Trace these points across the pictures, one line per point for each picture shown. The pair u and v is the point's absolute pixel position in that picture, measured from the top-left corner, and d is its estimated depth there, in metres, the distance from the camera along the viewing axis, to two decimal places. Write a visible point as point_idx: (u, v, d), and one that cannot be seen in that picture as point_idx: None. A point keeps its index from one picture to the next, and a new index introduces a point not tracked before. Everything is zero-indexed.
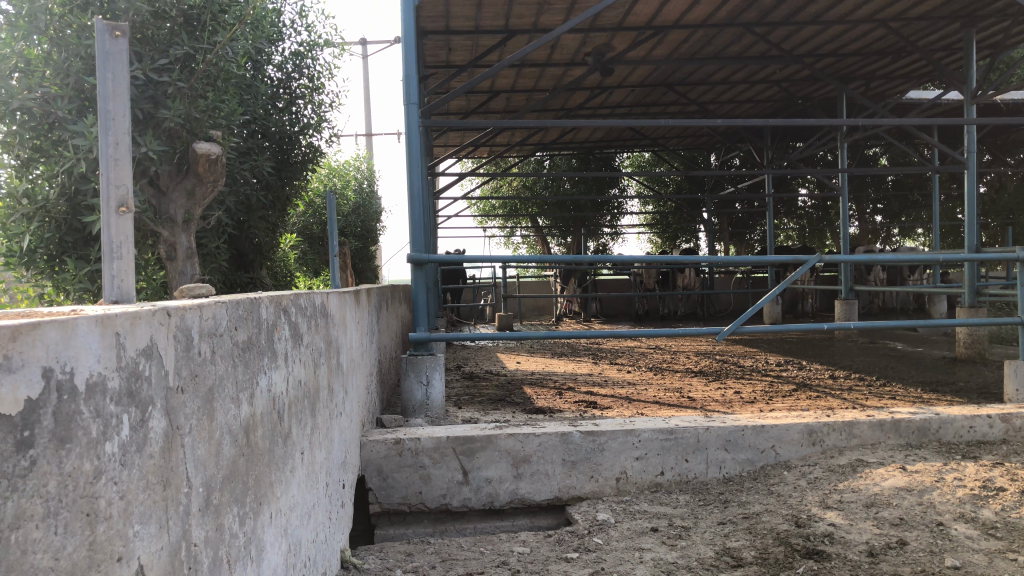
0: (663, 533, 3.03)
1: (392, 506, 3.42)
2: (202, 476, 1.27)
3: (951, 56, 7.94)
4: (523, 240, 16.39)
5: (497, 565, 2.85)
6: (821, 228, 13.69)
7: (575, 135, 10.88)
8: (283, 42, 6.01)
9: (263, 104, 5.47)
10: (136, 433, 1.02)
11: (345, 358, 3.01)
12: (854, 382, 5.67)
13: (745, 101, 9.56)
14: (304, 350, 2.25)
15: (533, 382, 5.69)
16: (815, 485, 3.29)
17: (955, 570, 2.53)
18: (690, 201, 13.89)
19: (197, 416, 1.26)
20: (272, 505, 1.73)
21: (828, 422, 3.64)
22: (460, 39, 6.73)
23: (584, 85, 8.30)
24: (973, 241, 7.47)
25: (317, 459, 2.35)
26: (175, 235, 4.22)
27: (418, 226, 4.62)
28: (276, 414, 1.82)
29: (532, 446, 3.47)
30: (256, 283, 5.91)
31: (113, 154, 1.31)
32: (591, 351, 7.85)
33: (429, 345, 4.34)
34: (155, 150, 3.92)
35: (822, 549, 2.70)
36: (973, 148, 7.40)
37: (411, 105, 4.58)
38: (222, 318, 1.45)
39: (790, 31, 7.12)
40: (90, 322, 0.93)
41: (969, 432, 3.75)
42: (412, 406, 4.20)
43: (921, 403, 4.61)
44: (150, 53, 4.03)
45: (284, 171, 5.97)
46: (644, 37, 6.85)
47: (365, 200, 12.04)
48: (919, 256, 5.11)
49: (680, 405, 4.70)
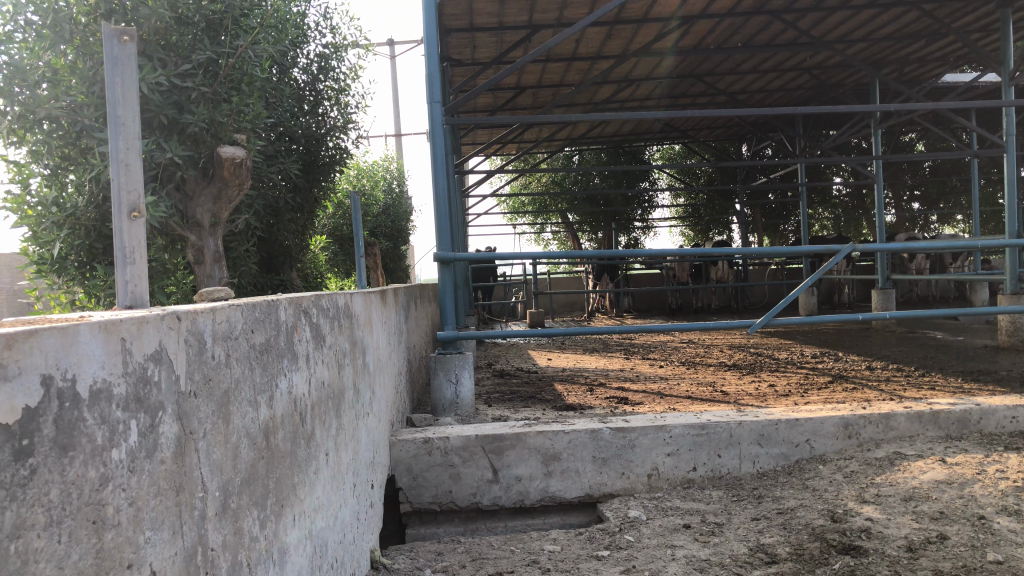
0: (695, 530, 2.99)
1: (423, 506, 3.42)
2: (217, 480, 1.26)
3: (987, 37, 7.78)
4: (553, 235, 16.40)
5: (527, 564, 2.83)
6: (857, 217, 13.52)
7: (604, 129, 10.83)
8: (308, 44, 6.03)
9: (288, 106, 5.49)
10: (146, 439, 1.01)
11: (370, 358, 3.00)
12: (891, 372, 5.58)
13: (775, 90, 9.43)
14: (328, 350, 2.25)
15: (565, 379, 5.66)
16: (851, 479, 3.23)
17: (997, 564, 2.45)
18: (721, 192, 13.81)
19: (211, 420, 1.25)
20: (295, 507, 1.72)
21: (864, 415, 3.57)
22: (485, 35, 6.72)
23: (610, 78, 8.24)
24: (1015, 227, 7.27)
25: (343, 460, 2.35)
26: (202, 239, 4.27)
27: (445, 224, 4.59)
28: (297, 416, 1.82)
29: (562, 443, 3.44)
30: (286, 285, 5.95)
31: (124, 159, 1.32)
32: (623, 346, 7.82)
33: (457, 344, 4.32)
34: (181, 155, 3.97)
35: (859, 545, 2.65)
36: (1013, 130, 7.18)
37: (434, 103, 4.55)
38: (237, 321, 1.44)
39: (820, 17, 7.00)
40: (92, 328, 0.92)
41: (1012, 423, 3.66)
42: (442, 405, 4.19)
43: (961, 393, 4.54)
44: (174, 59, 4.06)
45: (311, 173, 6.00)
46: (670, 28, 6.77)
47: (395, 200, 12.12)
48: (965, 245, 4.89)
49: (713, 400, 4.62)
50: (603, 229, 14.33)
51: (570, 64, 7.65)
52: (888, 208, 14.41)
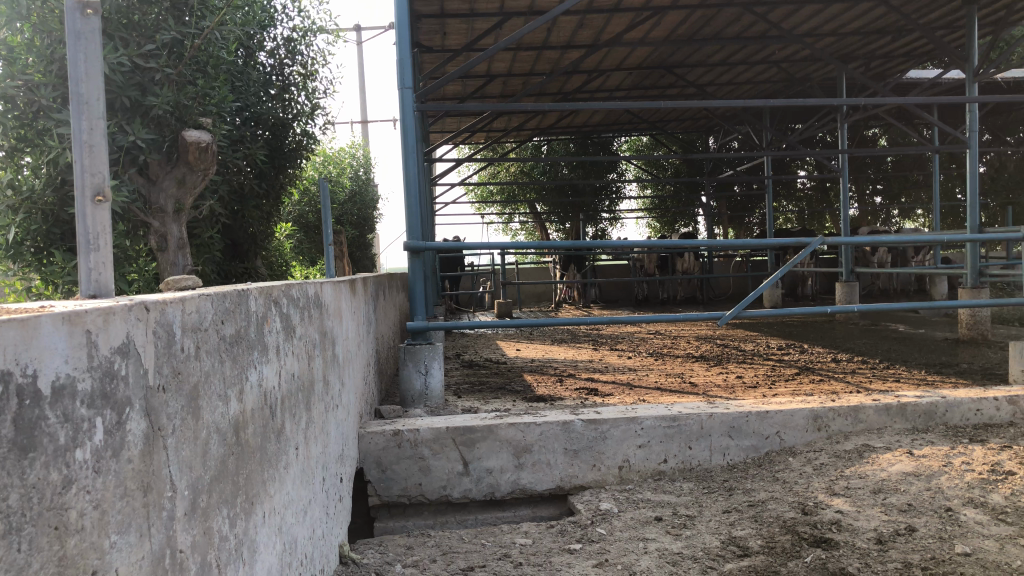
0: (667, 523, 2.97)
1: (392, 498, 3.36)
2: (187, 479, 1.20)
3: (952, 34, 7.87)
4: (521, 225, 16.38)
5: (498, 558, 2.79)
6: (820, 210, 13.67)
7: (573, 119, 10.83)
8: (275, 27, 5.90)
9: (254, 91, 5.39)
10: (112, 438, 0.96)
11: (340, 349, 2.94)
12: (856, 364, 5.64)
13: (744, 82, 9.48)
14: (298, 342, 2.18)
15: (533, 369, 5.64)
16: (821, 471, 3.24)
17: (964, 556, 2.47)
18: (687, 184, 13.90)
19: (181, 415, 1.19)
20: (264, 505, 1.66)
21: (833, 407, 3.59)
22: (455, 22, 6.64)
23: (581, 69, 8.22)
24: (976, 222, 7.37)
25: (313, 454, 2.29)
26: (166, 225, 4.14)
27: (414, 212, 4.51)
28: (268, 410, 1.76)
29: (533, 435, 3.41)
30: (250, 273, 5.84)
31: (87, 140, 1.25)
32: (590, 337, 7.82)
33: (427, 334, 4.26)
34: (144, 138, 3.86)
35: (830, 537, 2.65)
36: (975, 129, 7.15)
37: (405, 89, 4.47)
38: (207, 311, 1.38)
39: (791, 10, 7.02)
40: (55, 320, 0.86)
41: (976, 415, 3.71)
42: (411, 396, 4.13)
43: (925, 385, 4.60)
44: (138, 39, 3.93)
45: (277, 160, 5.88)
46: (641, 18, 6.75)
47: (361, 187, 12.00)
48: (932, 240, 4.90)
49: (681, 391, 4.62)
50: (570, 219, 14.34)
51: (540, 53, 7.61)
52: (851, 201, 14.61)
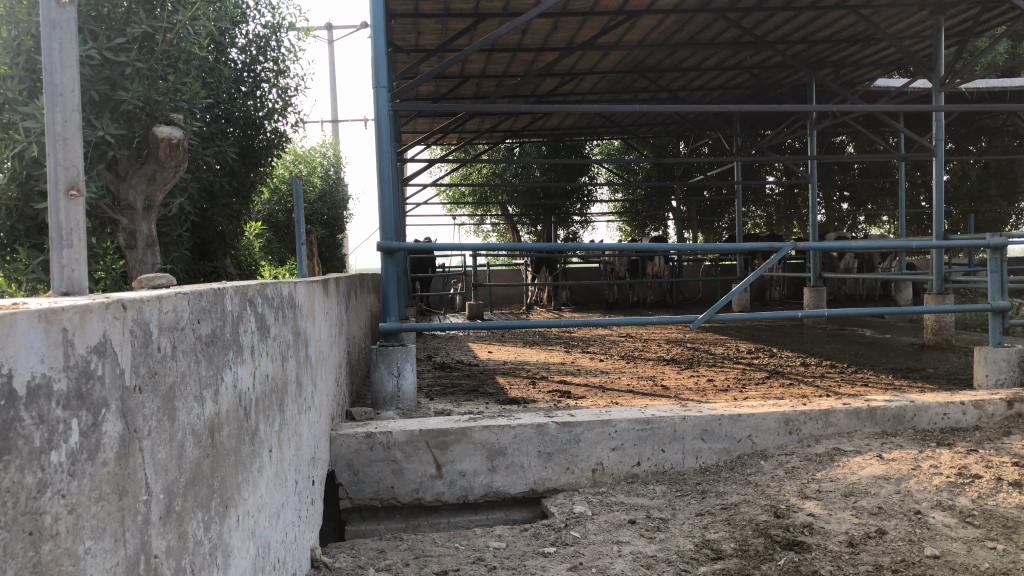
0: (641, 526, 2.97)
1: (363, 502, 3.33)
2: (162, 482, 1.17)
3: (920, 43, 7.99)
4: (493, 227, 16.38)
5: (472, 561, 2.77)
6: (788, 216, 13.82)
7: (545, 121, 10.85)
8: (247, 23, 5.82)
9: (225, 87, 5.32)
10: (88, 439, 0.92)
11: (313, 350, 2.91)
12: (825, 368, 5.70)
13: (716, 88, 9.56)
14: (272, 342, 2.15)
15: (505, 372, 5.63)
16: (793, 474, 3.26)
17: (934, 559, 2.49)
18: (658, 189, 14.00)
19: (157, 416, 1.16)
20: (238, 509, 1.63)
21: (804, 411, 3.61)
22: (429, 22, 6.61)
23: (554, 71, 8.22)
24: (942, 229, 7.48)
25: (286, 456, 2.25)
26: (135, 223, 4.07)
27: (388, 212, 4.47)
28: (242, 411, 1.72)
29: (507, 437, 3.39)
30: (219, 272, 5.77)
31: (61, 133, 1.22)
32: (562, 340, 7.82)
33: (399, 335, 4.22)
34: (113, 134, 3.79)
35: (802, 540, 2.66)
36: (941, 136, 7.27)
37: (380, 88, 4.43)
38: (184, 310, 1.35)
39: (762, 18, 7.09)
40: (31, 316, 0.83)
41: (943, 419, 3.76)
42: (383, 398, 4.10)
43: (893, 390, 4.66)
44: (106, 32, 3.86)
45: (247, 158, 5.80)
46: (616, 22, 6.77)
47: (331, 186, 11.90)
48: (900, 245, 4.95)
49: (654, 394, 4.63)
50: (541, 221, 14.38)
51: (515, 54, 7.60)
52: (819, 207, 14.80)
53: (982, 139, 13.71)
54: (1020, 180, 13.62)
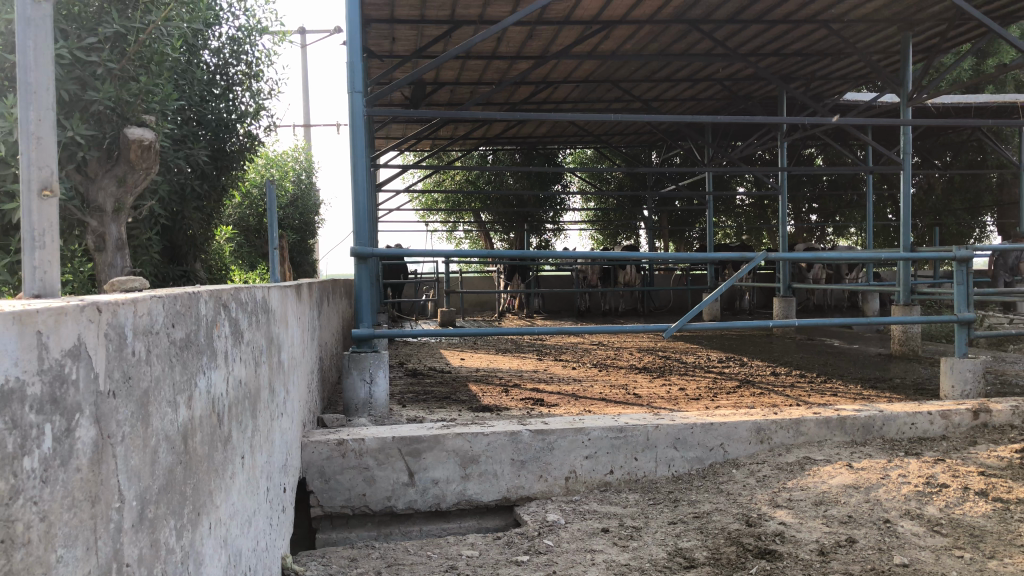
0: (614, 534, 2.97)
1: (334, 509, 3.29)
2: (135, 488, 1.14)
3: (888, 58, 8.13)
4: (465, 234, 16.39)
5: (445, 570, 2.75)
6: (759, 226, 13.98)
7: (519, 129, 10.88)
8: (220, 25, 5.76)
9: (197, 89, 5.26)
10: (61, 445, 0.90)
11: (285, 355, 2.87)
12: (794, 378, 5.75)
13: (688, 99, 9.64)
14: (245, 347, 2.12)
15: (478, 379, 5.61)
16: (764, 483, 3.28)
17: (904, 567, 2.51)
18: (631, 198, 14.11)
19: (131, 423, 1.14)
20: (210, 515, 1.60)
21: (775, 419, 3.64)
22: (405, 28, 6.60)
23: (529, 79, 8.25)
24: (908, 240, 7.59)
25: (258, 463, 2.22)
26: (104, 225, 3.99)
27: (361, 216, 4.43)
28: (215, 416, 1.69)
29: (480, 445, 3.37)
30: (189, 276, 5.69)
31: (34, 132, 1.19)
32: (535, 348, 7.83)
33: (372, 342, 4.19)
34: (84, 134, 3.73)
35: (774, 549, 2.67)
36: (909, 149, 7.36)
37: (355, 92, 4.40)
38: (159, 314, 1.32)
39: (735, 30, 7.15)
40: (5, 318, 0.81)
41: (911, 428, 3.81)
42: (355, 405, 4.06)
43: (862, 400, 4.70)
44: (78, 31, 3.80)
45: (219, 161, 5.74)
46: (590, 31, 6.80)
47: (303, 191, 11.82)
48: (869, 255, 5.00)
49: (626, 402, 4.64)
50: (514, 229, 14.41)
51: (489, 62, 7.60)
52: (788, 218, 14.99)
53: (946, 153, 13.95)
54: (983, 195, 13.89)
